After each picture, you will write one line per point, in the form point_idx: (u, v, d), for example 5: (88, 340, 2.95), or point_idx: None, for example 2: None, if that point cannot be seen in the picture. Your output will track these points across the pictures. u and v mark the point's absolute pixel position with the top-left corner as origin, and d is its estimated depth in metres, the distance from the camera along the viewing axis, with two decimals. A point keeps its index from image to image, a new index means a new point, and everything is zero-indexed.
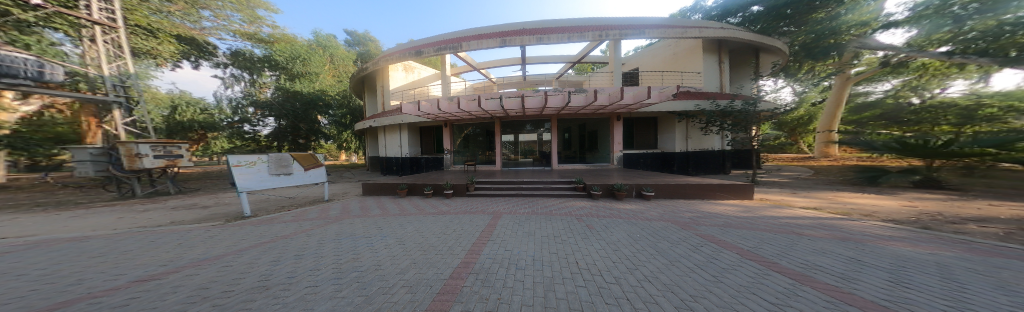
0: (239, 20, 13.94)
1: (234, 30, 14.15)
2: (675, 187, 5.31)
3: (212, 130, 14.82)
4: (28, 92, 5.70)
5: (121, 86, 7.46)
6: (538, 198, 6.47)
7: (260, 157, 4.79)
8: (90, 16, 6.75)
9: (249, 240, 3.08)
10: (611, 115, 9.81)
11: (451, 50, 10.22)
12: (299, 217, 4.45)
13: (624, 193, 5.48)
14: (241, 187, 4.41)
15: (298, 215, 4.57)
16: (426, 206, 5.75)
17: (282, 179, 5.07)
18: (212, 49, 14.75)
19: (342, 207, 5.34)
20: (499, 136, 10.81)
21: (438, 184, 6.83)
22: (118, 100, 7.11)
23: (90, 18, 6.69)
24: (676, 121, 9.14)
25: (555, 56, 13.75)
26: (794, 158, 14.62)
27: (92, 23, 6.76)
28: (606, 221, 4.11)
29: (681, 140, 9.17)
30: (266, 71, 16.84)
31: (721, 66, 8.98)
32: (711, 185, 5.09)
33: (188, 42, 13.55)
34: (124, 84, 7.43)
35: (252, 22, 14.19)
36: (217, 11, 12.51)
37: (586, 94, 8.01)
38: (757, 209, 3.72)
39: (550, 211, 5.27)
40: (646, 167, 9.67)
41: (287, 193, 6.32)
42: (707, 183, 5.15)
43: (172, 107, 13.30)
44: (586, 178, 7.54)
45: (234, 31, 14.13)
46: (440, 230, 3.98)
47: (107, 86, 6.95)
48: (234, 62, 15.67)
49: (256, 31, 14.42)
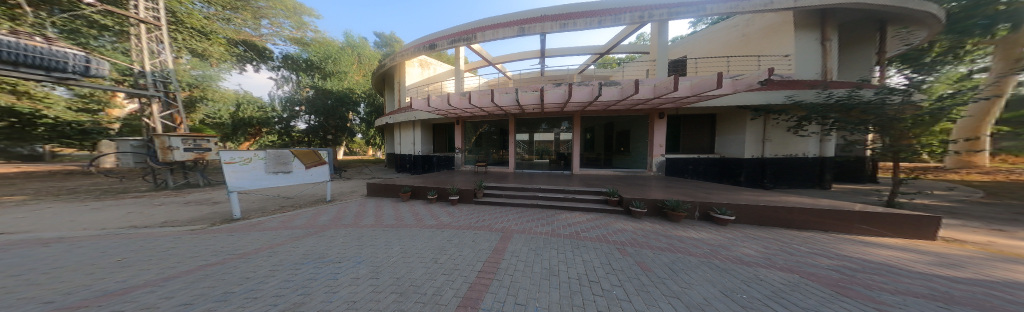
0: (289, 25, 15.19)
1: (285, 36, 15.41)
2: (762, 210, 3.75)
3: (263, 126, 16.51)
4: (76, 85, 6.02)
5: (161, 82, 8.10)
6: (560, 212, 5.29)
7: (257, 153, 4.34)
8: (138, 15, 7.33)
9: (199, 259, 2.46)
10: (649, 112, 8.17)
11: (465, 42, 9.91)
12: (286, 220, 3.92)
13: (681, 213, 4.06)
14: (232, 186, 3.95)
15: (286, 220, 4.07)
16: (428, 215, 4.95)
17: (282, 177, 4.59)
18: (270, 53, 16.20)
19: (338, 211, 4.79)
20: (514, 135, 9.76)
21: (443, 188, 6.18)
22: (158, 95, 7.66)
23: (137, 17, 7.21)
24: (747, 120, 6.96)
25: (580, 47, 12.29)
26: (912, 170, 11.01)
27: (138, 21, 7.34)
28: (667, 261, 2.85)
29: (753, 143, 7.00)
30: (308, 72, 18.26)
31: (827, 46, 6.63)
32: (843, 212, 3.37)
33: (250, 49, 15.21)
34: (164, 80, 8.07)
35: (298, 28, 15.72)
36: (273, 19, 14.28)
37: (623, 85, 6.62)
38: (977, 275, 2.07)
39: (578, 233, 4.09)
40: (696, 176, 7.84)
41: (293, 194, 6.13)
42: (835, 209, 3.45)
43: (236, 104, 15.08)
44: (622, 189, 6.15)
45: (286, 37, 15.43)
46: (433, 255, 3.06)
47: (147, 82, 7.49)
48: (285, 65, 17.30)
49: (303, 36, 15.97)
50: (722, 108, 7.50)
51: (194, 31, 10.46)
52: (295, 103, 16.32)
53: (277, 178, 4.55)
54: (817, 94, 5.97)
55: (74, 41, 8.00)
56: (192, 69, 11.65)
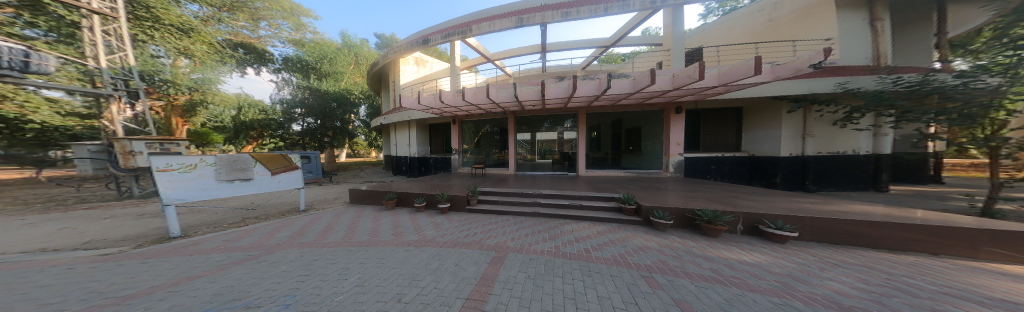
0: (287, 27, 14.95)
1: (284, 38, 15.24)
2: (826, 223, 2.99)
3: (269, 129, 16.23)
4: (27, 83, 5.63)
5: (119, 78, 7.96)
6: (566, 223, 4.52)
7: (204, 158, 3.56)
8: (92, 6, 7.15)
9: (70, 291, 1.74)
10: (664, 106, 7.29)
11: (460, 36, 9.29)
12: (236, 236, 3.25)
13: (722, 227, 3.24)
14: (167, 198, 3.14)
15: (236, 233, 3.41)
16: (410, 228, 4.24)
17: (239, 185, 3.86)
18: (269, 56, 15.81)
19: (306, 223, 4.10)
20: (515, 135, 9.02)
21: (431, 196, 5.58)
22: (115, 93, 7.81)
23: (90, 7, 7.02)
24: (784, 113, 6.06)
25: (584, 40, 11.47)
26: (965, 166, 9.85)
27: (90, 12, 7.15)
28: (722, 301, 2.02)
29: (791, 139, 6.06)
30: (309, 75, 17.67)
31: (877, 26, 5.73)
32: (962, 228, 2.52)
33: (251, 51, 15.02)
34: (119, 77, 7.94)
35: (296, 30, 15.56)
36: (271, 21, 14.01)
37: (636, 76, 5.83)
38: None
39: (588, 253, 3.31)
40: (719, 177, 6.96)
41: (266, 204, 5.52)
42: (947, 226, 2.59)
43: (237, 108, 14.83)
44: (637, 194, 5.34)
45: (285, 39, 15.27)
46: (398, 289, 2.28)
47: (101, 81, 7.51)
48: (285, 67, 16.86)
49: (301, 37, 15.96)
50: (750, 100, 6.60)
51: (180, 30, 10.10)
52: (291, 105, 15.96)
53: (231, 186, 3.80)
54: (878, 80, 5.05)
55: (71, 45, 7.83)
56: (191, 73, 11.15)
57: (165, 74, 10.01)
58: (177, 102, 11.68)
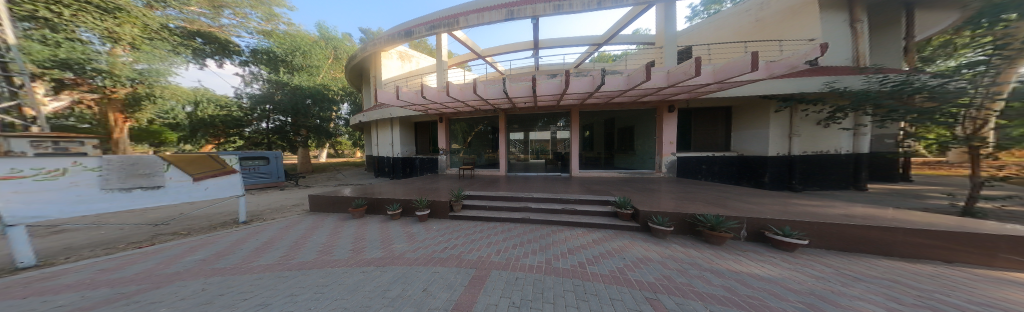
0: (256, 17, 13.06)
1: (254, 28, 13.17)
2: (835, 228, 2.74)
3: (234, 127, 14.49)
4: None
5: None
6: (558, 231, 4.08)
7: (83, 161, 2.93)
8: None
9: None
10: (657, 105, 7.08)
11: (446, 28, 8.59)
12: (119, 263, 2.49)
13: (726, 234, 2.92)
14: (13, 217, 2.46)
15: (122, 263, 2.59)
16: (375, 241, 3.58)
17: (137, 195, 3.31)
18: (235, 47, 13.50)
19: (241, 240, 3.33)
20: (507, 134, 8.55)
21: (407, 202, 4.91)
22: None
23: None
24: (772, 112, 6.00)
25: (577, 37, 11.15)
26: (930, 166, 10.55)
27: None
28: None
29: (779, 139, 6.03)
30: (282, 68, 15.41)
31: (856, 28, 5.82)
32: (985, 235, 2.30)
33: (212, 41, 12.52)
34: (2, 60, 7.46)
35: (268, 20, 13.52)
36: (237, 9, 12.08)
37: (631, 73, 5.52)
38: None
39: (582, 268, 2.86)
40: (709, 176, 6.90)
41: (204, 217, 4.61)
42: (966, 232, 2.38)
43: (193, 104, 12.94)
44: (633, 197, 5.02)
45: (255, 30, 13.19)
46: None
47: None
48: (256, 61, 14.67)
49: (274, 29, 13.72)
50: (740, 99, 6.51)
51: (100, 8, 7.76)
52: (259, 100, 14.17)
53: (125, 195, 3.21)
54: (866, 80, 5.01)
55: None
56: (133, 63, 8.94)
57: (100, 63, 8.08)
58: (115, 95, 9.84)
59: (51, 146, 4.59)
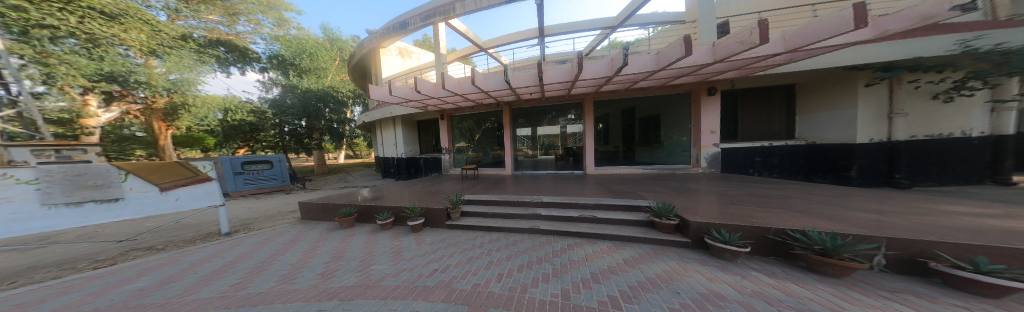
0: (268, 22, 12.70)
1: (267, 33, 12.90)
2: None
3: (260, 131, 14.37)
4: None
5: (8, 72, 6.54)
6: (576, 245, 3.19)
7: (15, 173, 2.72)
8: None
9: None
10: (693, 87, 5.79)
11: (442, 17, 7.87)
12: (32, 302, 2.01)
13: (858, 265, 1.88)
14: None
15: (43, 298, 2.11)
16: (351, 261, 2.94)
17: (88, 211, 3.07)
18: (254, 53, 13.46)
19: (204, 263, 2.85)
20: (513, 130, 7.67)
21: (400, 210, 4.31)
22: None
23: None
24: (860, 87, 4.61)
25: (587, 20, 9.88)
26: None
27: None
28: None
29: (872, 121, 4.61)
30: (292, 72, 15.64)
31: None
32: None
33: (232, 49, 12.35)
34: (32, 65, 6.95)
35: (279, 25, 13.30)
36: (249, 16, 11.71)
37: (656, 53, 4.26)
38: None
39: (619, 308, 1.94)
40: (763, 171, 5.55)
41: (190, 230, 4.30)
42: None
43: (224, 110, 13.18)
44: (668, 198, 4.00)
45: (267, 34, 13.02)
46: None
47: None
48: (274, 66, 14.94)
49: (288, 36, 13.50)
50: (807, 73, 5.10)
51: (105, 14, 6.90)
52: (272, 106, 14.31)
53: (75, 211, 2.99)
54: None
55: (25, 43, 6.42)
56: (166, 73, 8.96)
57: (139, 75, 8.17)
58: (156, 105, 10.08)
59: (53, 154, 4.52)
